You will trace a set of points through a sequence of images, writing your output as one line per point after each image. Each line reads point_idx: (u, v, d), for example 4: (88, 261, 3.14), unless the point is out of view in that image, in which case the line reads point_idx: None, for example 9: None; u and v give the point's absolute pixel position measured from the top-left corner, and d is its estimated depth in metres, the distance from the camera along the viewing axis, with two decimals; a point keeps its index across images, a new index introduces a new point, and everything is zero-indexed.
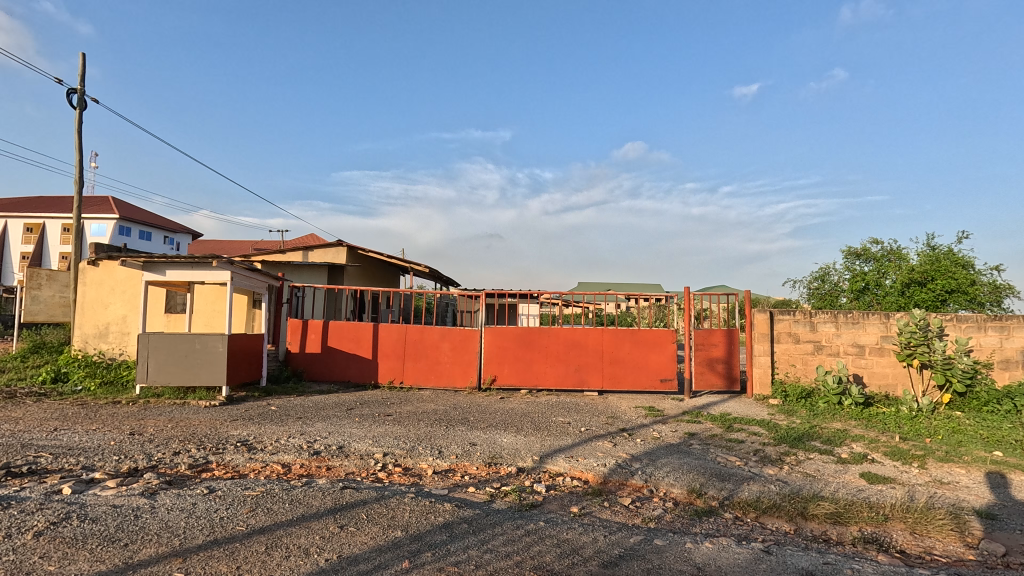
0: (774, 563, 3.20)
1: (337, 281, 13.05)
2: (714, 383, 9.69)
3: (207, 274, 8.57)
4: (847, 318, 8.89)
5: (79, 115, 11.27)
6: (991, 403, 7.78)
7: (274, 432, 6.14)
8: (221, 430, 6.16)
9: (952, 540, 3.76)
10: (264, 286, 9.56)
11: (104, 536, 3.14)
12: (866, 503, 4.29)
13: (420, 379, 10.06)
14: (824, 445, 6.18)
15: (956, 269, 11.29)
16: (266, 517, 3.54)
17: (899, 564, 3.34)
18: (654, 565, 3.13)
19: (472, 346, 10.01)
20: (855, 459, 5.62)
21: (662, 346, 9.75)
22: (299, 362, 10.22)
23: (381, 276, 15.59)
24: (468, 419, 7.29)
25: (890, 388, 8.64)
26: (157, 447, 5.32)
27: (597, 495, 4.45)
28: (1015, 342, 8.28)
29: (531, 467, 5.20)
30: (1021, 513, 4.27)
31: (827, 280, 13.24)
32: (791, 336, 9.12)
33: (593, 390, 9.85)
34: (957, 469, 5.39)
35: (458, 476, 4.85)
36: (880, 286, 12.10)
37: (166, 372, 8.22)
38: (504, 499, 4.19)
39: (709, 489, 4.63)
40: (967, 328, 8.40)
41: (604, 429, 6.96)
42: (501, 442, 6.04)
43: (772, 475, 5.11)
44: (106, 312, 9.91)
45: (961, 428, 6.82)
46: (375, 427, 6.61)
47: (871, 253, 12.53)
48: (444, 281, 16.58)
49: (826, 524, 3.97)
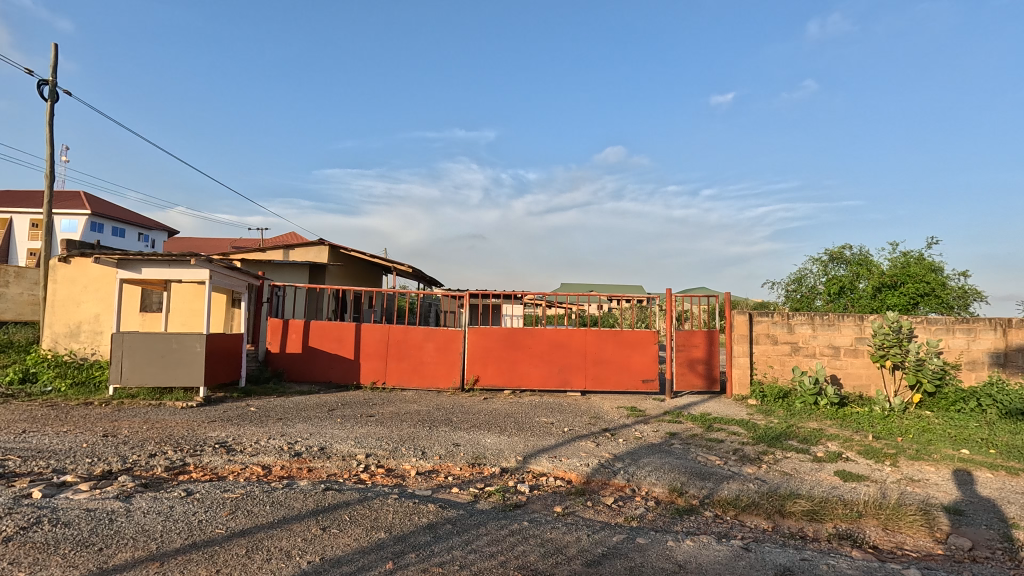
0: (753, 560, 3.27)
1: (318, 281, 12.90)
2: (695, 384, 9.81)
3: (184, 273, 8.36)
4: (823, 320, 9.09)
5: (50, 106, 10.95)
6: (958, 402, 8.08)
7: (254, 434, 6.02)
8: (198, 432, 6.02)
9: (922, 536, 3.89)
10: (244, 285, 9.39)
11: (77, 541, 3.06)
12: (840, 501, 4.40)
13: (403, 379, 10.00)
14: (800, 444, 6.32)
15: (927, 274, 11.71)
16: (247, 520, 3.48)
17: (872, 560, 3.44)
18: (636, 564, 3.16)
19: (456, 347, 9.98)
20: (831, 458, 5.76)
21: (644, 346, 9.86)
22: (280, 362, 10.09)
23: (363, 276, 15.46)
24: (451, 420, 7.26)
25: (864, 388, 8.90)
26: (132, 449, 5.19)
27: (580, 494, 4.49)
28: (981, 344, 8.58)
29: (514, 467, 5.21)
30: (987, 509, 4.42)
31: (803, 283, 13.54)
32: (769, 337, 9.30)
33: (576, 390, 9.93)
34: (926, 466, 5.56)
35: (441, 477, 4.85)
36: (855, 290, 12.39)
37: (141, 372, 8.01)
38: (488, 500, 4.20)
39: (690, 488, 4.70)
40: (937, 330, 8.67)
41: (587, 429, 7.02)
42: (485, 442, 6.05)
43: (751, 474, 5.21)
44: (78, 311, 9.63)
45: (931, 428, 7.04)
46: (357, 428, 6.53)
47: (845, 257, 12.84)
48: (427, 280, 16.53)
49: (802, 521, 4.07)
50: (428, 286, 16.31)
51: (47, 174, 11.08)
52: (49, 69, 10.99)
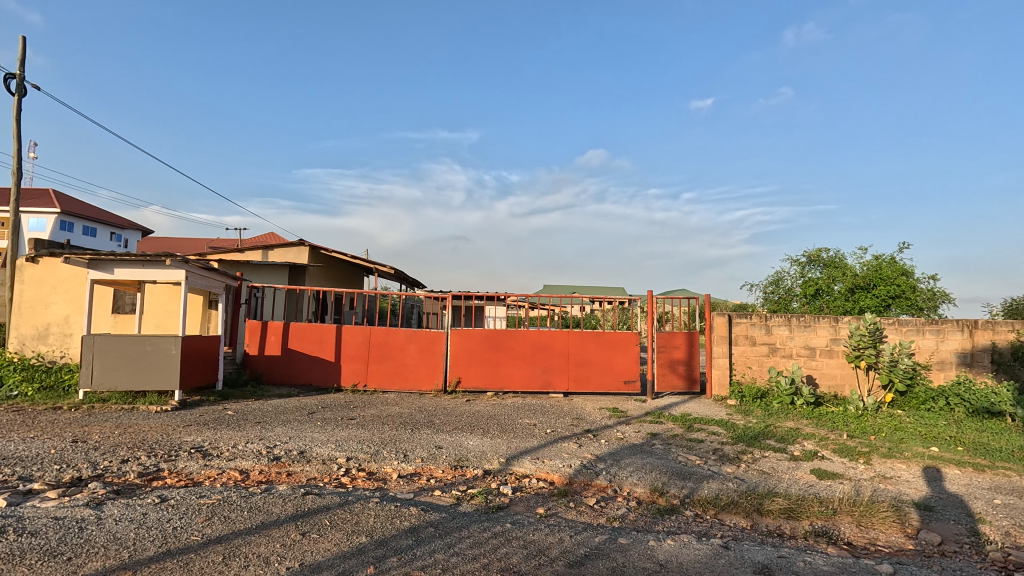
0: (732, 557, 3.32)
1: (298, 282, 12.71)
2: (676, 385, 9.93)
3: (158, 273, 8.15)
4: (799, 321, 9.28)
5: (17, 101, 10.58)
6: (927, 401, 8.34)
7: (231, 438, 5.90)
8: (173, 436, 5.88)
9: (894, 531, 4.00)
10: (221, 286, 9.19)
11: (45, 551, 2.96)
12: (816, 498, 4.49)
13: (385, 381, 9.91)
14: (778, 443, 6.45)
15: (898, 277, 12.07)
16: (224, 526, 3.41)
17: (846, 556, 3.52)
18: (618, 564, 3.18)
19: (438, 348, 9.93)
20: (807, 456, 5.89)
21: (626, 348, 9.95)
22: (258, 364, 9.91)
23: (344, 277, 15.29)
24: (434, 422, 7.22)
25: (839, 388, 9.11)
26: (103, 455, 5.04)
27: (563, 495, 4.51)
28: (950, 345, 8.85)
29: (497, 469, 5.21)
30: (955, 504, 4.57)
31: (780, 285, 13.81)
32: (748, 338, 9.47)
33: (559, 391, 9.96)
34: (898, 464, 5.72)
35: (423, 480, 4.82)
36: (830, 292, 12.68)
37: (113, 376, 7.78)
38: (470, 502, 4.18)
39: (671, 488, 4.75)
40: (908, 331, 8.93)
41: (570, 430, 7.05)
42: (467, 444, 6.03)
43: (730, 473, 5.29)
44: (47, 313, 9.32)
45: (902, 426, 7.25)
46: (338, 431, 6.45)
47: (821, 260, 13.13)
48: (409, 282, 16.42)
49: (780, 519, 4.15)
50: (410, 287, 16.20)
51: (14, 170, 10.70)
52: (16, 62, 10.63)
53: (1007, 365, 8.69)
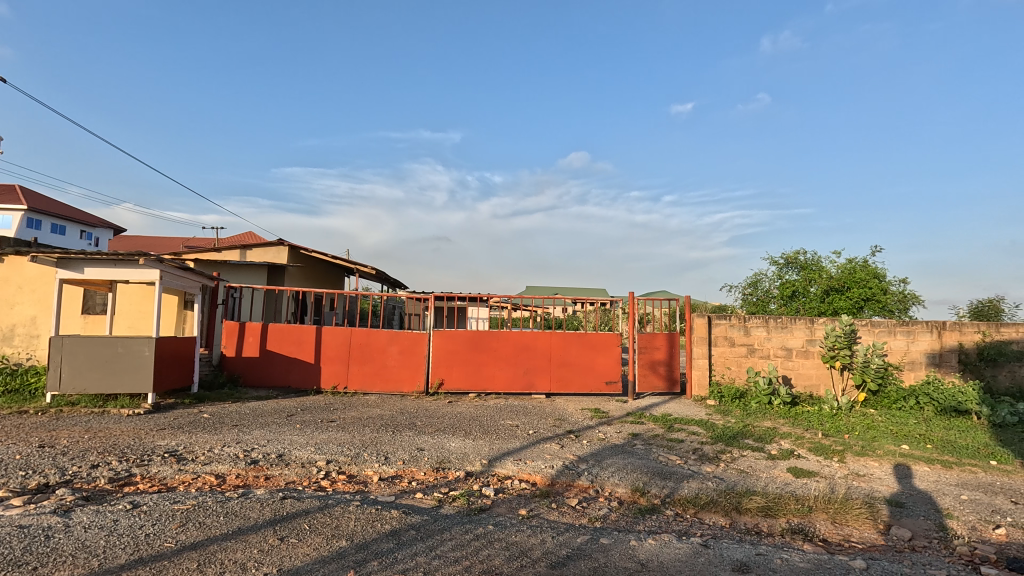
0: (711, 556, 3.36)
1: (277, 282, 12.50)
2: (656, 385, 10.03)
3: (131, 273, 7.93)
4: (776, 323, 9.46)
5: None
6: (899, 400, 8.58)
7: (207, 441, 5.77)
8: (146, 440, 5.72)
9: (867, 528, 4.10)
10: (197, 286, 8.98)
11: (9, 561, 2.84)
12: (793, 496, 4.58)
13: (366, 383, 9.80)
14: (755, 442, 6.56)
15: (870, 279, 12.40)
16: (199, 532, 3.33)
17: (821, 552, 3.60)
18: (600, 564, 3.19)
19: (420, 349, 9.86)
20: (784, 455, 6.00)
21: (608, 349, 10.02)
22: (236, 366, 9.72)
23: (324, 277, 15.08)
24: (415, 424, 7.16)
25: (814, 388, 9.31)
26: (72, 460, 4.87)
27: (544, 496, 4.51)
28: (919, 345, 9.12)
29: (479, 470, 5.19)
30: (925, 500, 4.70)
31: (758, 286, 14.07)
32: (727, 339, 9.61)
33: (541, 393, 9.97)
34: (871, 462, 5.87)
35: (405, 482, 4.77)
36: (806, 293, 12.96)
37: (83, 378, 7.54)
38: (452, 504, 4.16)
39: (652, 488, 4.79)
40: (880, 332, 9.18)
41: (552, 431, 7.07)
42: (449, 446, 6.00)
43: (710, 472, 5.37)
44: (12, 313, 8.99)
45: (875, 425, 7.44)
46: (317, 434, 6.35)
47: (797, 262, 13.41)
48: (391, 282, 16.28)
49: (758, 517, 4.22)
50: (392, 288, 16.07)
51: None
52: None
53: (974, 365, 8.99)
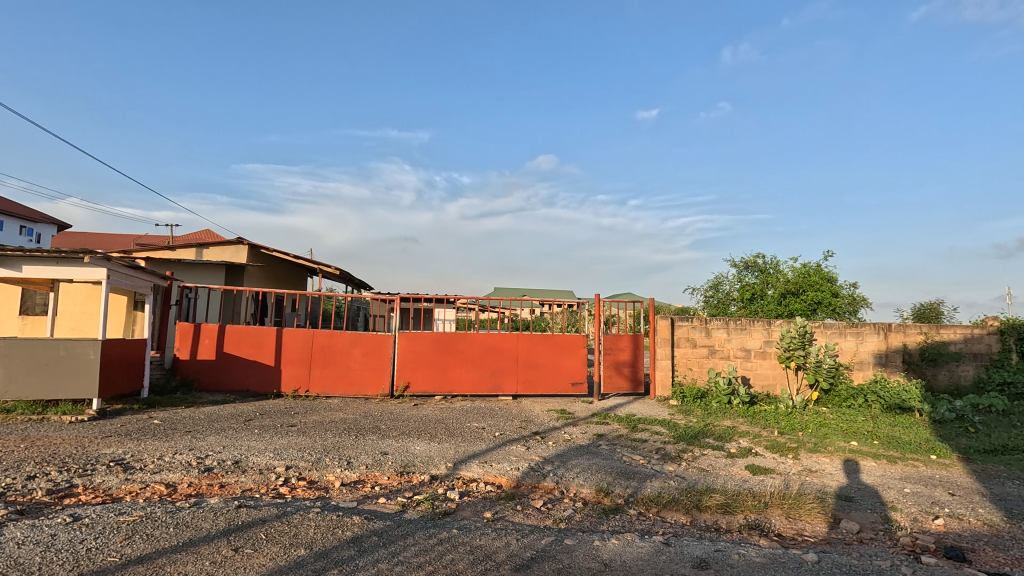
0: (672, 554, 3.43)
1: (235, 282, 12.06)
2: (621, 386, 10.19)
3: (75, 272, 7.49)
4: (736, 324, 9.75)
5: None
6: (848, 399, 8.99)
7: (157, 449, 5.50)
8: (90, 449, 5.40)
9: (819, 521, 4.26)
10: (147, 286, 8.56)
11: None
12: (750, 493, 4.73)
13: (328, 387, 9.57)
14: (715, 441, 6.74)
15: (823, 283, 12.96)
16: (146, 545, 3.16)
17: (776, 546, 3.72)
18: (564, 565, 3.21)
19: (385, 352, 9.70)
20: (742, 453, 6.19)
21: (574, 350, 10.11)
22: (190, 370, 9.34)
23: (286, 277, 14.66)
24: (379, 427, 7.03)
25: (771, 387, 9.64)
26: (6, 471, 4.56)
27: (509, 499, 4.50)
28: (868, 346, 9.57)
29: (444, 474, 5.13)
30: (872, 494, 4.94)
31: (719, 289, 14.50)
32: (689, 341, 9.85)
33: (508, 394, 9.98)
34: (822, 458, 6.12)
35: (368, 487, 4.67)
36: (764, 296, 13.44)
37: (20, 383, 7.08)
38: (416, 509, 4.10)
39: (616, 488, 4.86)
40: (831, 334, 9.61)
41: (518, 433, 7.07)
42: (414, 449, 5.92)
43: (671, 471, 5.48)
44: None
45: (827, 422, 7.76)
46: (277, 439, 6.16)
47: (756, 266, 13.89)
48: (356, 283, 15.97)
49: (717, 514, 4.33)
50: (357, 289, 15.77)
51: None
52: None
53: (916, 365, 9.51)
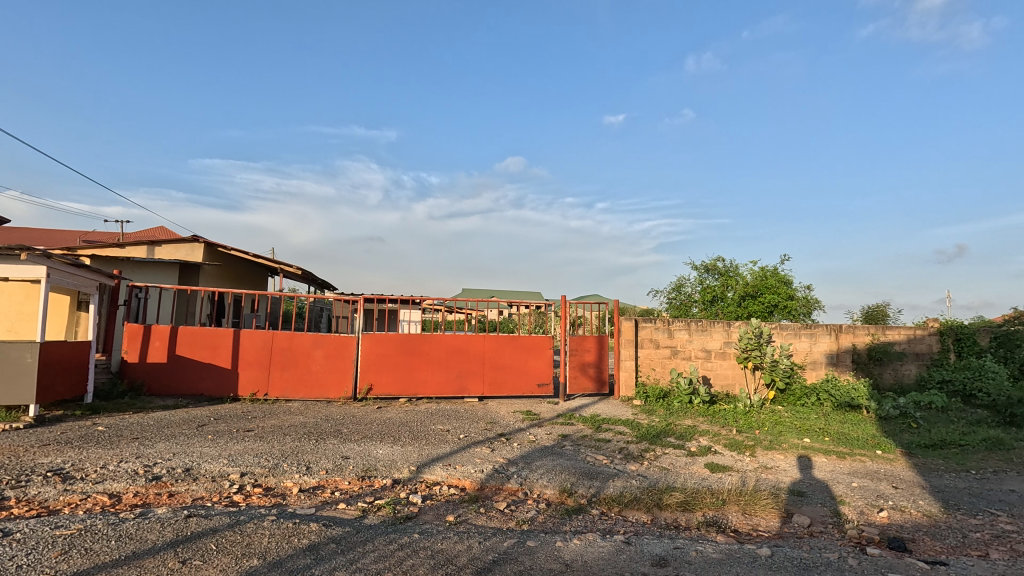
0: (632, 552, 3.47)
1: (189, 282, 11.58)
2: (586, 386, 10.28)
3: (10, 270, 7.03)
4: (697, 326, 9.99)
5: None
6: (802, 397, 9.36)
7: (100, 457, 5.21)
8: (25, 459, 5.07)
9: (772, 516, 4.40)
10: (93, 286, 8.11)
11: None
12: (708, 490, 4.84)
13: (288, 390, 9.30)
14: (676, 440, 6.88)
15: (779, 286, 13.45)
16: (84, 560, 2.98)
17: (732, 542, 3.82)
18: (526, 566, 3.20)
19: (348, 353, 9.50)
20: (702, 451, 6.34)
21: (540, 351, 10.14)
22: (140, 374, 8.91)
23: (244, 277, 14.17)
24: (341, 431, 6.87)
25: (730, 387, 9.93)
26: None
27: (473, 501, 4.46)
28: (820, 346, 9.98)
29: (406, 478, 5.05)
30: (822, 489, 5.14)
31: (681, 291, 14.84)
32: (652, 342, 10.04)
33: (474, 396, 9.93)
34: (777, 455, 6.34)
35: (327, 493, 4.55)
36: (724, 298, 13.84)
37: None
38: (376, 514, 4.01)
39: (579, 488, 4.89)
40: (787, 335, 9.97)
41: (483, 435, 7.04)
42: (376, 453, 5.80)
43: (633, 470, 5.56)
44: None
45: (782, 420, 8.05)
46: (231, 445, 5.93)
47: (716, 269, 14.29)
48: (319, 283, 15.59)
49: (676, 512, 4.41)
50: (320, 289, 15.39)
51: None
52: None
53: (864, 364, 9.97)
